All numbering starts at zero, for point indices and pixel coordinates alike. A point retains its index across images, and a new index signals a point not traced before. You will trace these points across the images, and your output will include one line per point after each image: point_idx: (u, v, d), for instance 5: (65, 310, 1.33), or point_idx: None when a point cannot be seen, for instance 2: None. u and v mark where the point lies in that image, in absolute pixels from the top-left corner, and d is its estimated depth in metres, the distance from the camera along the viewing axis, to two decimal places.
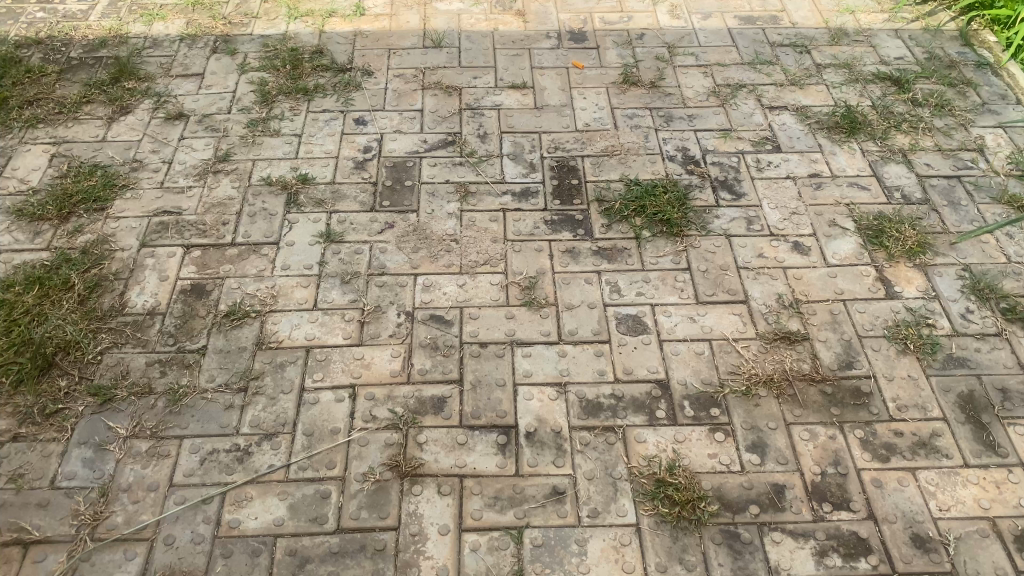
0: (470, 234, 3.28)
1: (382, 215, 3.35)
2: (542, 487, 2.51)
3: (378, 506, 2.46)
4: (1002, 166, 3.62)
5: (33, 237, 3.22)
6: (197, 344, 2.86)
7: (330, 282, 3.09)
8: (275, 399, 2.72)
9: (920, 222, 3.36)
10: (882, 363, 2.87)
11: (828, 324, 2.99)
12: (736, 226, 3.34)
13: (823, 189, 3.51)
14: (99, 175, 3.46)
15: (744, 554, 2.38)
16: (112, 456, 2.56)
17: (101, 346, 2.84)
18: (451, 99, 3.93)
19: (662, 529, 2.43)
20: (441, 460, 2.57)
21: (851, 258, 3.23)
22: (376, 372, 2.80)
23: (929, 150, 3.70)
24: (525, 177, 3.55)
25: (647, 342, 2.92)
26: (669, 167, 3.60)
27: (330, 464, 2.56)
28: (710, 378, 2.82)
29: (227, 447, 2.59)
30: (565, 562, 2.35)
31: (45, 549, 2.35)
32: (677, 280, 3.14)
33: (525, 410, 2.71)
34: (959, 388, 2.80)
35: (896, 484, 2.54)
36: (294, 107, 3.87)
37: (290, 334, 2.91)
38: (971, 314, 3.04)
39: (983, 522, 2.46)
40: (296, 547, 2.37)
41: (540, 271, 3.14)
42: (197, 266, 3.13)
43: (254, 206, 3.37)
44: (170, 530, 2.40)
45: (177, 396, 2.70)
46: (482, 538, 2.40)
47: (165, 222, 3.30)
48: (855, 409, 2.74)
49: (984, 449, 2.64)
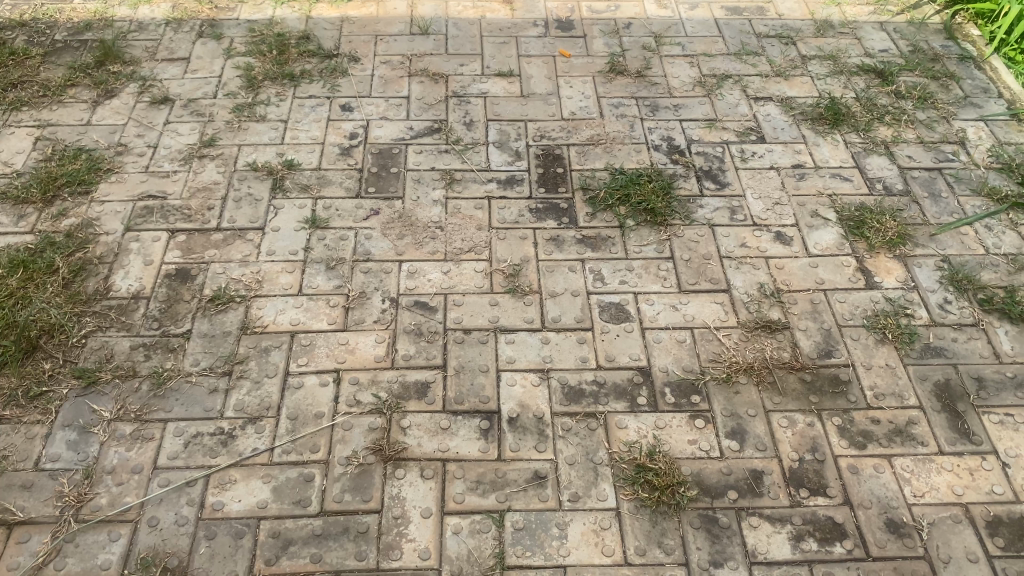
0: (455, 221, 3.30)
1: (368, 202, 3.36)
2: (523, 471, 2.54)
3: (362, 489, 2.49)
4: (983, 159, 3.67)
5: (17, 220, 3.22)
6: (182, 329, 2.87)
7: (315, 268, 3.10)
8: (260, 383, 2.74)
9: (901, 213, 3.40)
10: (861, 352, 2.91)
11: (808, 313, 3.03)
12: (719, 215, 3.37)
13: (806, 179, 3.54)
14: (84, 159, 3.45)
15: (722, 538, 2.41)
16: (97, 439, 2.57)
17: (86, 329, 2.84)
18: (438, 86, 3.94)
19: (642, 513, 2.47)
20: (425, 445, 2.59)
21: (832, 248, 3.27)
22: (360, 357, 2.82)
23: (911, 142, 3.74)
24: (510, 164, 3.56)
25: (629, 329, 2.95)
26: (654, 157, 3.62)
27: (314, 447, 2.58)
28: (691, 365, 2.85)
29: (211, 431, 2.61)
30: (545, 545, 2.38)
31: (29, 531, 2.36)
32: (660, 269, 3.16)
33: (508, 396, 2.73)
34: (936, 377, 2.85)
35: (872, 471, 2.59)
36: (280, 93, 3.87)
37: (275, 319, 2.92)
38: (949, 305, 3.08)
39: (956, 508, 2.51)
40: (279, 530, 2.39)
41: (525, 259, 3.17)
42: (182, 251, 3.13)
43: (239, 192, 3.37)
44: (154, 512, 2.42)
45: (161, 380, 2.71)
46: (464, 520, 2.43)
47: (150, 207, 3.29)
48: (833, 397, 2.78)
49: (959, 437, 2.69)
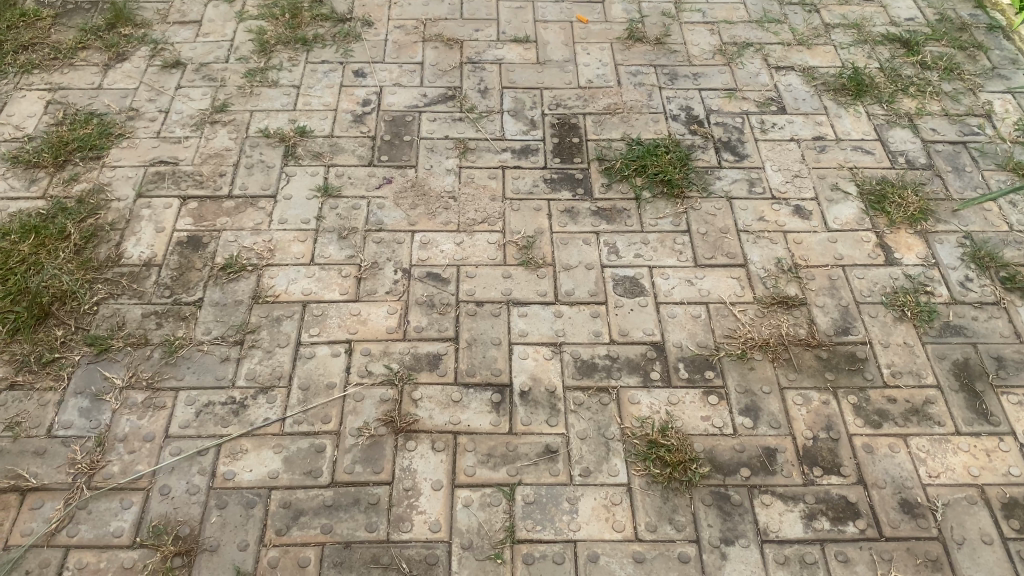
0: (469, 191, 3.26)
1: (380, 170, 3.32)
2: (535, 445, 2.53)
3: (372, 460, 2.48)
4: (1009, 133, 3.58)
5: (29, 184, 3.20)
6: (194, 297, 2.86)
7: (327, 237, 3.07)
8: (271, 352, 2.73)
9: (923, 188, 3.33)
10: (879, 329, 2.87)
11: (825, 290, 2.98)
12: (738, 188, 3.32)
13: (827, 152, 3.47)
14: (95, 123, 3.42)
15: (733, 515, 2.40)
16: (108, 407, 2.57)
17: (98, 296, 2.84)
18: (452, 52, 3.87)
19: (653, 489, 2.45)
20: (436, 417, 2.58)
21: (852, 223, 3.21)
22: (372, 328, 2.80)
23: (935, 114, 3.65)
24: (525, 134, 3.51)
25: (644, 304, 2.92)
26: (672, 127, 3.55)
27: (326, 418, 2.58)
28: (706, 341, 2.82)
29: (223, 400, 2.61)
30: (556, 519, 2.38)
31: (43, 497, 2.38)
32: (676, 243, 3.12)
33: (520, 368, 2.71)
34: (955, 356, 2.81)
35: (886, 450, 2.56)
36: (292, 57, 3.81)
37: (287, 289, 2.90)
38: (970, 282, 3.03)
39: (971, 489, 2.49)
40: (290, 500, 2.39)
41: (539, 230, 3.13)
42: (194, 218, 3.11)
43: (251, 158, 3.34)
44: (165, 480, 2.42)
45: (173, 348, 2.70)
46: (475, 493, 2.42)
47: (162, 173, 3.27)
48: (849, 374, 2.74)
49: (976, 417, 2.65)
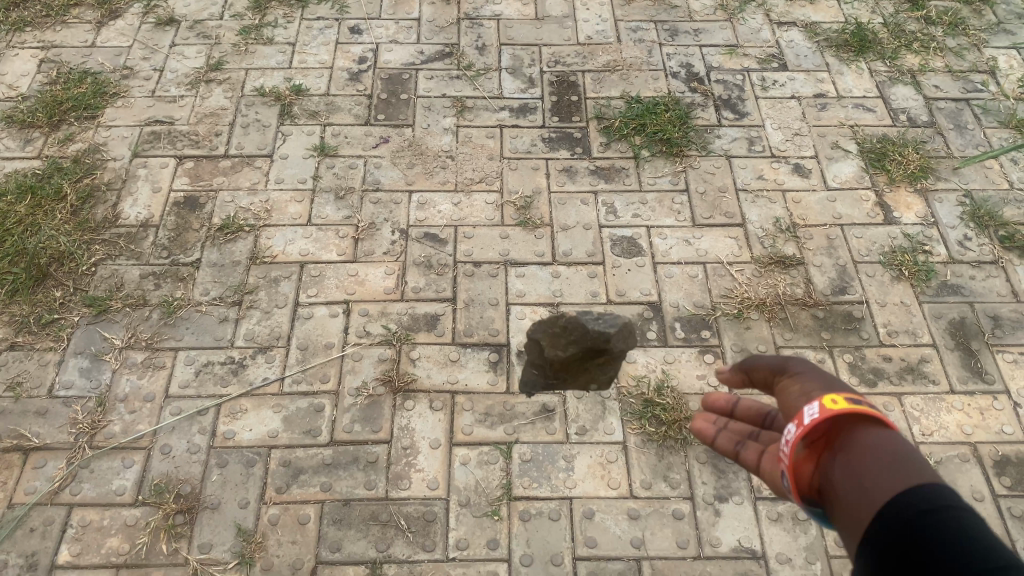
0: (466, 151, 3.24)
1: (377, 129, 3.30)
2: (532, 404, 2.55)
3: (371, 420, 2.51)
4: (1012, 89, 3.54)
5: (24, 145, 3.19)
6: (191, 258, 2.86)
7: (323, 197, 3.06)
8: (269, 313, 2.74)
9: (924, 145, 3.31)
10: (876, 289, 2.87)
11: (823, 249, 2.98)
12: (737, 146, 3.29)
13: (828, 110, 3.44)
14: (89, 82, 3.39)
15: (727, 473, 2.43)
16: (108, 367, 2.59)
17: (95, 257, 2.84)
18: (450, 8, 3.81)
19: (648, 447, 2.48)
20: (434, 377, 2.60)
21: (852, 181, 3.19)
22: (370, 289, 2.81)
23: (938, 71, 3.60)
24: (523, 91, 3.47)
25: (641, 265, 2.92)
26: (672, 85, 3.52)
27: (324, 377, 2.60)
28: (703, 301, 2.82)
29: (222, 360, 2.62)
30: (552, 477, 2.41)
31: (45, 456, 2.41)
32: (675, 202, 3.11)
33: (517, 329, 2.73)
34: (951, 315, 2.81)
35: (881, 409, 2.58)
36: (287, 14, 3.76)
37: (284, 249, 2.90)
38: (969, 241, 3.02)
39: (964, 447, 2.51)
40: (290, 458, 2.42)
41: (537, 190, 3.12)
42: (190, 178, 3.10)
43: (247, 117, 3.31)
44: (167, 439, 2.45)
45: (171, 309, 2.71)
46: (472, 452, 2.45)
47: (157, 132, 3.25)
48: (845, 334, 2.75)
49: (971, 375, 2.67)
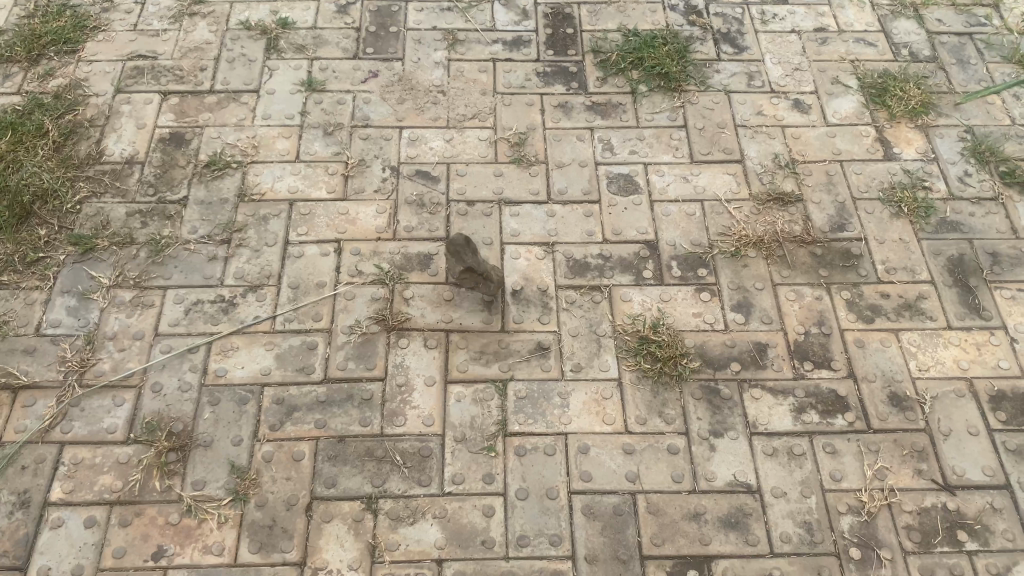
0: (459, 86, 3.16)
1: (366, 63, 3.21)
2: (526, 342, 2.52)
3: (365, 357, 2.48)
4: (1016, 23, 3.46)
5: (3, 81, 3.10)
6: (178, 195, 2.80)
7: (313, 133, 2.99)
8: (259, 251, 2.69)
9: (926, 80, 3.24)
10: (875, 226, 2.83)
11: (822, 186, 2.93)
12: (736, 81, 3.22)
13: (829, 44, 3.36)
14: (68, 15, 3.26)
15: (723, 409, 2.42)
16: (96, 305, 2.55)
17: (80, 195, 2.77)
18: None
19: (644, 384, 2.47)
20: (428, 315, 2.57)
21: (852, 117, 3.13)
22: (362, 228, 2.76)
23: (942, 4, 3.51)
24: (517, 25, 3.38)
25: (638, 203, 2.87)
26: (670, 18, 3.42)
27: (316, 316, 2.56)
28: (700, 239, 2.78)
29: (212, 299, 2.58)
30: (547, 413, 2.40)
31: (34, 395, 2.38)
32: (672, 139, 3.05)
33: (511, 268, 2.69)
34: (950, 252, 2.78)
35: (878, 345, 2.56)
36: None
37: (273, 187, 2.84)
38: (969, 178, 2.98)
39: (960, 382, 2.50)
40: (283, 396, 2.40)
41: (531, 126, 3.05)
42: (175, 113, 3.02)
43: (232, 52, 3.21)
44: (157, 377, 2.42)
45: (159, 247, 2.66)
46: (468, 389, 2.43)
47: (140, 67, 3.15)
48: (843, 271, 2.72)
49: (968, 312, 2.65)
